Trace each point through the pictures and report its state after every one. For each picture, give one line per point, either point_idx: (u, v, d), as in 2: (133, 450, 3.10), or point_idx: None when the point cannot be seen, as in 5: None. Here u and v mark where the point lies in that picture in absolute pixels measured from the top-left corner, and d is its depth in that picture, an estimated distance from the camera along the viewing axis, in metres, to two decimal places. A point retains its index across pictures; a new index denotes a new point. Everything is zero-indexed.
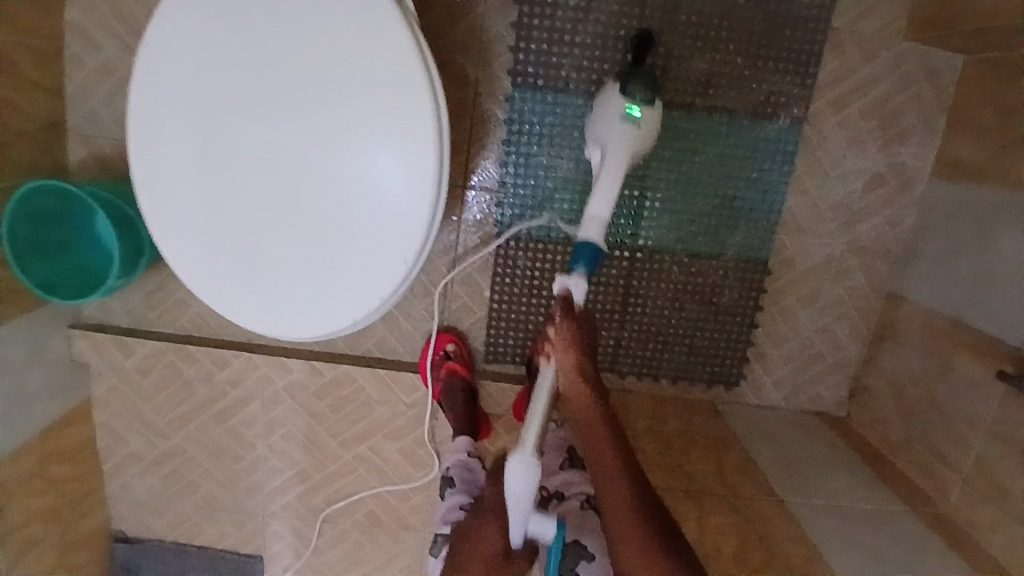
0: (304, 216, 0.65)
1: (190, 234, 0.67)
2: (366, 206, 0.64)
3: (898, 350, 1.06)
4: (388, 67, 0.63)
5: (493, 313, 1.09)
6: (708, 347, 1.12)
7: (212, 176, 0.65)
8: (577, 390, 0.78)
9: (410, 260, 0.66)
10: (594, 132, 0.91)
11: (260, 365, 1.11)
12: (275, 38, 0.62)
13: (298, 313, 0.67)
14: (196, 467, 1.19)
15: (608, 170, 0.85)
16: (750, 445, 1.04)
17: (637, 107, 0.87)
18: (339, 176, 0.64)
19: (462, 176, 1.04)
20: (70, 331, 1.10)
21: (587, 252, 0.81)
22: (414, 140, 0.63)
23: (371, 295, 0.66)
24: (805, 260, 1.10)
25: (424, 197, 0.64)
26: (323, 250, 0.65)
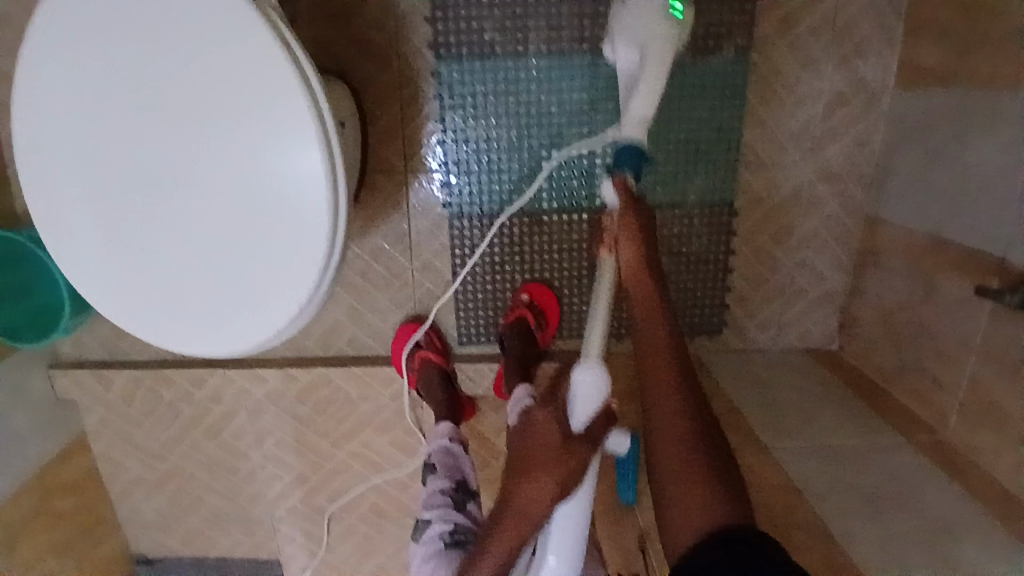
0: (207, 230, 0.63)
1: (104, 270, 0.66)
2: (269, 210, 0.62)
3: (881, 275, 1.02)
4: (262, 76, 0.60)
5: (459, 294, 1.07)
6: (684, 299, 1.09)
7: (112, 209, 0.63)
8: (631, 280, 0.72)
9: (324, 258, 0.64)
10: (621, 25, 0.77)
11: (236, 378, 1.11)
12: (134, 54, 0.60)
13: (223, 332, 0.66)
14: (197, 483, 1.19)
15: (645, 78, 0.75)
16: (738, 394, 1.01)
17: (679, 5, 0.76)
18: (234, 183, 0.62)
19: (402, 159, 1.00)
20: (49, 371, 1.09)
21: (630, 150, 0.76)
22: (300, 131, 0.61)
23: (294, 299, 0.65)
24: (773, 195, 1.05)
25: (321, 200, 0.62)
26: (236, 263, 0.64)
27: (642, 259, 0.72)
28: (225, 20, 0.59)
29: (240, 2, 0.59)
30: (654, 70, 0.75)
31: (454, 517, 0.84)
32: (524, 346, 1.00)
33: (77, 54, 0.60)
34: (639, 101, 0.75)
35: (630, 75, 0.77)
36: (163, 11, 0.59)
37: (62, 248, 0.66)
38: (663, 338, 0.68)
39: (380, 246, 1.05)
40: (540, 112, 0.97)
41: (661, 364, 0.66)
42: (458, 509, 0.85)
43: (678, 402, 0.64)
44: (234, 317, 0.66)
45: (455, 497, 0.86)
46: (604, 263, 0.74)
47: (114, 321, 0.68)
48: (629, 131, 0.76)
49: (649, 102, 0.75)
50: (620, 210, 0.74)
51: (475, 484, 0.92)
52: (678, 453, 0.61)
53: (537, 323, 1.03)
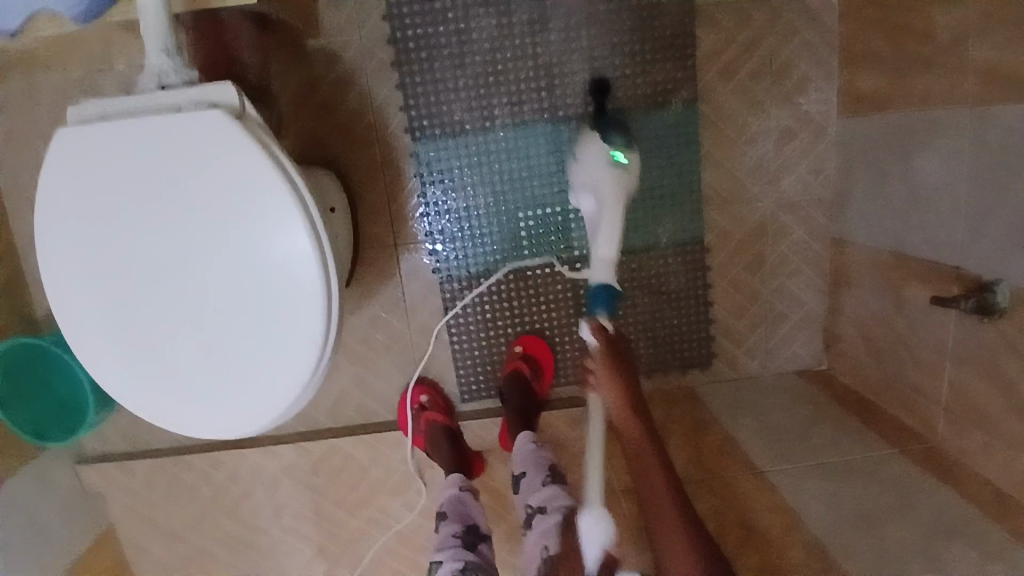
0: (213, 323, 0.69)
1: (121, 368, 0.71)
2: (266, 299, 0.69)
3: (855, 293, 1.06)
4: (248, 183, 0.68)
5: (456, 353, 1.12)
6: (671, 334, 1.13)
7: (126, 312, 0.70)
8: (619, 417, 0.78)
9: (321, 336, 0.70)
10: (577, 181, 0.92)
11: (252, 456, 1.16)
12: (137, 177, 0.67)
13: (237, 412, 0.72)
14: (222, 564, 1.21)
15: (608, 220, 0.85)
16: (732, 421, 1.04)
17: (620, 152, 0.91)
18: (234, 279, 0.68)
19: (390, 233, 1.08)
20: (75, 467, 1.15)
21: (604, 295, 0.81)
22: (290, 226, 0.68)
23: (297, 377, 0.71)
24: (741, 229, 1.11)
25: (311, 283, 0.69)
26: (242, 349, 0.70)
27: (628, 394, 0.78)
28: (211, 139, 0.67)
29: (230, 123, 0.67)
30: (612, 212, 0.85)
31: (465, 557, 0.87)
32: (522, 395, 1.05)
33: (86, 181, 0.68)
34: (606, 236, 0.84)
35: (592, 215, 0.88)
36: (162, 138, 0.67)
37: (82, 353, 0.72)
38: (642, 437, 0.79)
39: (378, 316, 1.12)
40: (514, 177, 1.05)
41: (670, 514, 0.75)
42: (468, 549, 0.88)
43: (675, 518, 0.75)
44: (245, 397, 0.71)
45: (465, 539, 0.89)
46: (592, 403, 0.77)
47: (135, 414, 0.73)
48: (600, 275, 0.83)
49: (612, 242, 0.84)
50: (596, 357, 0.80)
51: (486, 527, 0.95)
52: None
53: (533, 372, 1.08)
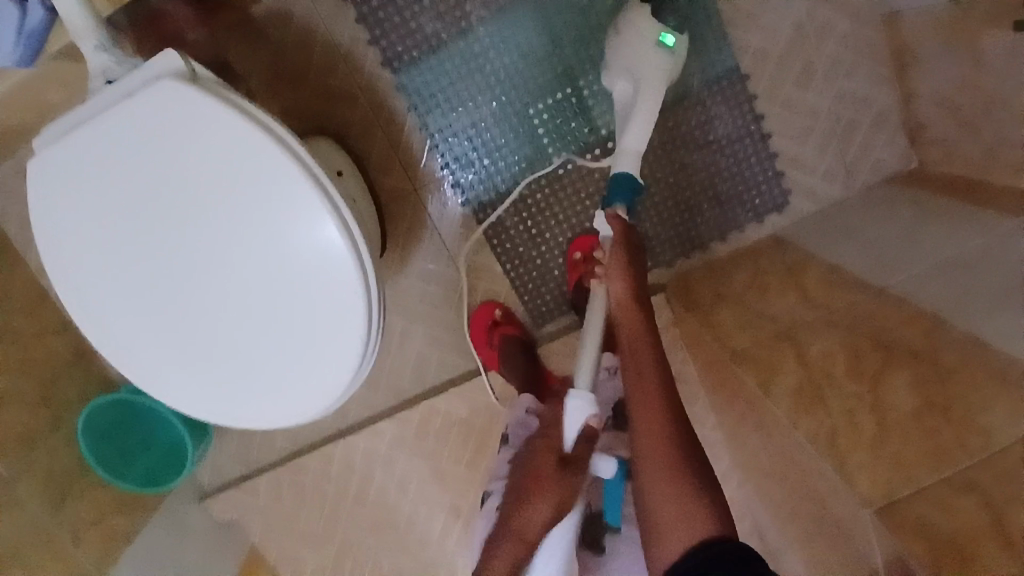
0: (253, 308, 0.66)
1: (183, 380, 0.69)
2: (292, 266, 0.64)
3: (925, 66, 0.93)
4: (232, 151, 0.62)
5: (515, 279, 1.06)
6: (733, 184, 1.02)
7: (168, 325, 0.67)
8: (623, 313, 0.77)
9: (361, 287, 0.65)
10: (614, 60, 0.86)
11: (358, 441, 1.15)
12: (126, 184, 0.63)
13: (310, 390, 0.69)
14: (368, 551, 1.19)
15: (644, 106, 0.82)
16: (828, 250, 0.93)
17: (669, 35, 0.83)
18: (256, 257, 0.64)
19: (408, 180, 1.02)
20: (203, 503, 1.19)
21: (626, 183, 0.81)
22: (293, 184, 0.63)
23: (353, 339, 0.67)
24: (775, 44, 0.98)
25: (332, 235, 0.64)
26: (289, 326, 0.66)
27: (636, 293, 0.77)
28: (179, 116, 0.62)
29: (195, 95, 0.61)
30: (651, 102, 0.82)
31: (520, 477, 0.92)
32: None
33: (83, 204, 0.64)
34: (640, 128, 0.82)
35: (628, 103, 0.84)
36: (132, 134, 0.62)
37: (143, 377, 0.70)
38: (642, 334, 0.74)
39: (426, 268, 1.07)
40: (511, 75, 0.96)
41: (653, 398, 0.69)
42: None
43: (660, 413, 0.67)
44: (311, 372, 0.68)
45: None
46: (596, 296, 0.82)
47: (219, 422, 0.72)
48: (625, 164, 0.82)
49: (645, 132, 0.82)
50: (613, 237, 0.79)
51: None
52: (665, 464, 0.64)
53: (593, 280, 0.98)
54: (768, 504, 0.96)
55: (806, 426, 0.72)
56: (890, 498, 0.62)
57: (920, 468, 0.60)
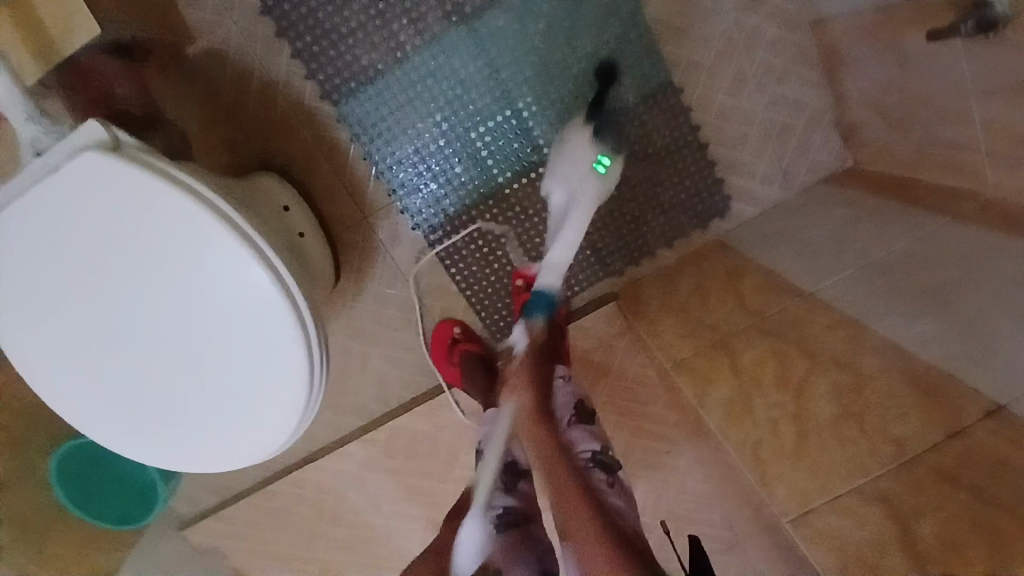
0: (194, 361, 0.67)
1: (135, 435, 0.71)
2: (228, 317, 0.66)
3: (853, 69, 0.95)
4: (157, 213, 0.63)
5: (470, 297, 1.08)
6: (677, 192, 1.05)
7: (115, 383, 0.69)
8: (525, 425, 0.81)
9: (297, 333, 0.67)
10: (558, 171, 0.91)
11: (328, 464, 1.17)
12: (58, 253, 0.65)
13: (260, 435, 0.71)
14: (348, 568, 1.22)
15: (575, 219, 0.87)
16: (759, 254, 0.97)
17: (605, 158, 0.91)
18: (192, 312, 0.66)
19: (357, 208, 1.04)
20: (181, 533, 1.20)
21: (544, 300, 0.86)
22: (221, 241, 0.64)
23: (295, 383, 0.69)
24: (706, 54, 1.00)
25: (265, 285, 0.65)
26: (230, 376, 0.68)
27: (539, 406, 0.82)
28: (101, 183, 0.63)
29: (117, 162, 0.63)
30: (580, 216, 0.87)
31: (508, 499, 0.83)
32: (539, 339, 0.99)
33: (13, 272, 0.65)
34: (574, 236, 0.87)
35: (562, 212, 0.89)
36: (59, 204, 0.64)
37: (93, 430, 0.71)
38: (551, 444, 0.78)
39: (381, 292, 1.09)
40: (450, 99, 0.98)
41: (568, 483, 0.75)
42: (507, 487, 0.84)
43: (584, 501, 0.73)
44: (258, 417, 0.70)
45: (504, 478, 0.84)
46: (507, 406, 0.84)
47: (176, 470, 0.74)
48: (547, 279, 0.86)
49: (566, 253, 0.86)
50: (525, 354, 0.87)
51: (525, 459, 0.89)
52: (584, 514, 0.71)
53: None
54: (727, 501, 0.99)
55: (736, 434, 0.78)
56: (806, 506, 0.67)
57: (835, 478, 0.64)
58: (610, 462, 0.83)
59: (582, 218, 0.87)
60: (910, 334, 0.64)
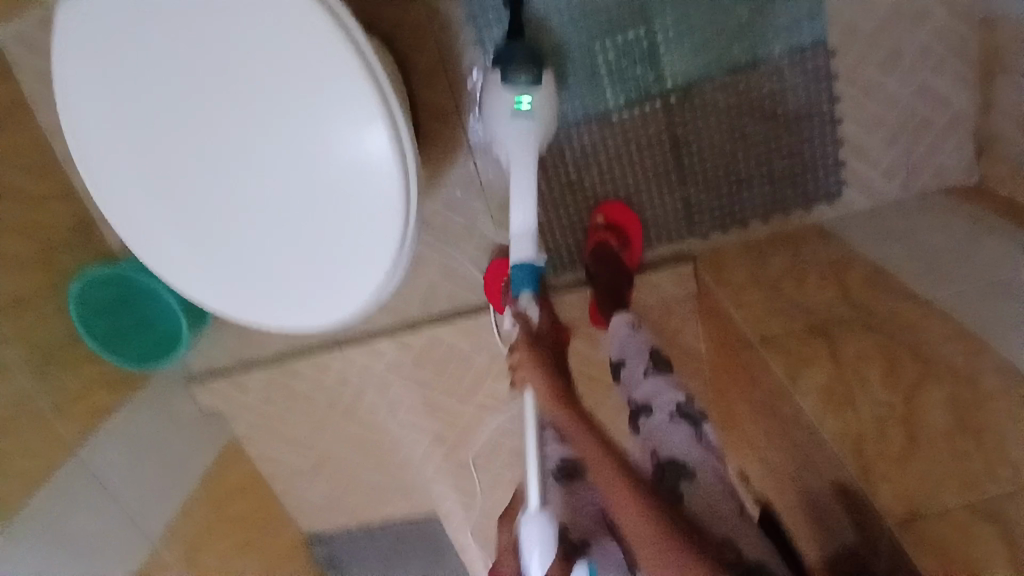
0: (292, 207, 0.67)
1: (216, 268, 0.72)
2: (337, 170, 0.65)
3: (1016, 77, 0.83)
4: (295, 41, 0.62)
5: (544, 222, 1.02)
6: (790, 165, 0.97)
7: (210, 209, 0.69)
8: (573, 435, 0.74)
9: (401, 205, 0.65)
10: (489, 124, 0.90)
11: (355, 356, 1.13)
12: (186, 63, 0.64)
13: (332, 304, 0.70)
14: (348, 461, 1.27)
15: (520, 177, 0.87)
16: (875, 255, 0.87)
17: (523, 97, 0.86)
18: (302, 155, 0.65)
19: (452, 99, 0.96)
20: (190, 389, 1.16)
21: (528, 276, 0.84)
22: (351, 102, 0.62)
23: (381, 260, 0.67)
24: (871, 18, 0.89)
25: (383, 145, 0.63)
26: (315, 245, 0.68)
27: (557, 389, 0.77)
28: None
29: None
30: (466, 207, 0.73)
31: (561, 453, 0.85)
32: (610, 273, 0.98)
33: (138, 71, 0.65)
34: (521, 208, 0.86)
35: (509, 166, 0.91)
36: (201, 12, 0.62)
37: (178, 252, 0.73)
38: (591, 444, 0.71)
39: (455, 197, 1.02)
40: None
41: (613, 475, 0.66)
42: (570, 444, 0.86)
43: (636, 492, 0.64)
44: (337, 285, 0.69)
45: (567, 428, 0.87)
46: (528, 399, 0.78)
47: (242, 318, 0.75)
48: (521, 249, 0.86)
49: (528, 211, 0.86)
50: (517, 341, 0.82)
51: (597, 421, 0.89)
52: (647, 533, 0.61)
53: (621, 244, 0.99)
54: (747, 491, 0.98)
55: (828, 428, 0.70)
56: (909, 514, 0.59)
57: (947, 487, 0.58)
58: (694, 414, 0.79)
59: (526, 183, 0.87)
60: None
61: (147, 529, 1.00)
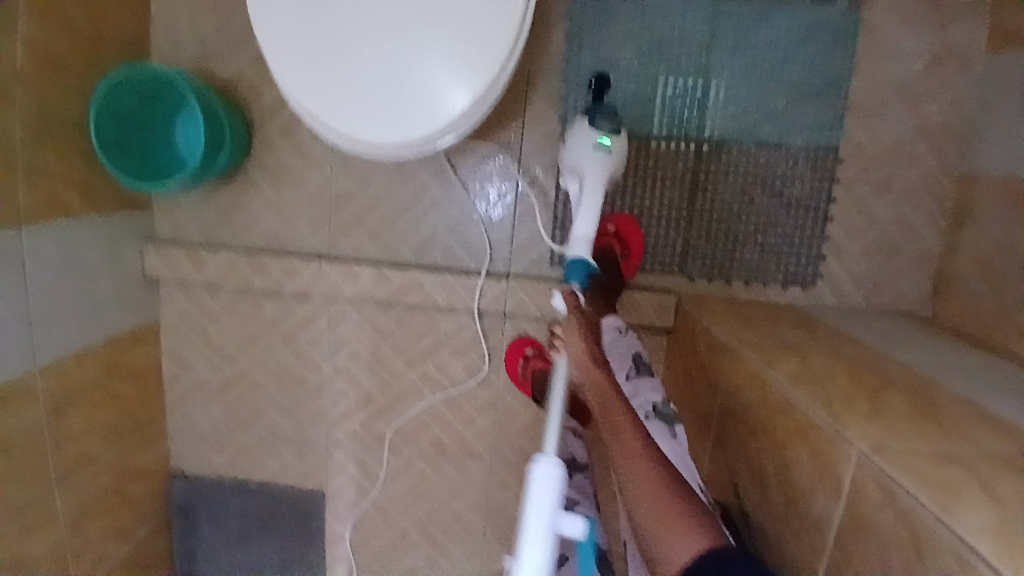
0: (402, 36, 0.78)
1: (299, 48, 0.80)
2: (459, 33, 0.78)
3: (980, 227, 1.00)
4: None
5: (559, 212, 1.09)
6: (781, 242, 1.09)
7: (332, 3, 0.79)
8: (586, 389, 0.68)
9: (489, 83, 0.78)
10: (568, 161, 0.96)
11: (330, 273, 1.10)
12: None
13: (379, 127, 0.79)
14: (260, 393, 1.17)
15: (588, 201, 0.92)
16: (840, 326, 0.98)
17: (607, 136, 0.93)
18: (439, 8, 0.78)
19: (525, 74, 1.06)
20: (143, 246, 1.10)
21: (579, 267, 0.89)
22: (502, 2, 0.78)
23: (444, 112, 0.78)
24: (874, 146, 1.07)
25: (504, 38, 0.78)
26: (371, 82, 0.79)
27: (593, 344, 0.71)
28: None
29: None
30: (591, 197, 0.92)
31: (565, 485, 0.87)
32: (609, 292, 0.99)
33: None
34: (585, 220, 0.91)
35: (576, 196, 0.95)
36: None
37: (271, 17, 0.80)
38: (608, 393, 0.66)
39: (490, 163, 1.09)
40: (662, 40, 1.04)
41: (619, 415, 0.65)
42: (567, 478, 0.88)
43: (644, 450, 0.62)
44: (394, 114, 0.79)
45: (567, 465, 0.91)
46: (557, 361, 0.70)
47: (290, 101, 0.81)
48: (577, 249, 0.91)
49: (592, 220, 0.91)
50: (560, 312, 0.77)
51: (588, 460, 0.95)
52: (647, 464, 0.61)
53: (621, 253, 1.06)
54: None
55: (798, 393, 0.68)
56: (879, 445, 0.54)
57: (917, 437, 0.56)
58: (668, 413, 0.82)
59: (596, 197, 0.92)
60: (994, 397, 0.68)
61: (38, 348, 0.87)
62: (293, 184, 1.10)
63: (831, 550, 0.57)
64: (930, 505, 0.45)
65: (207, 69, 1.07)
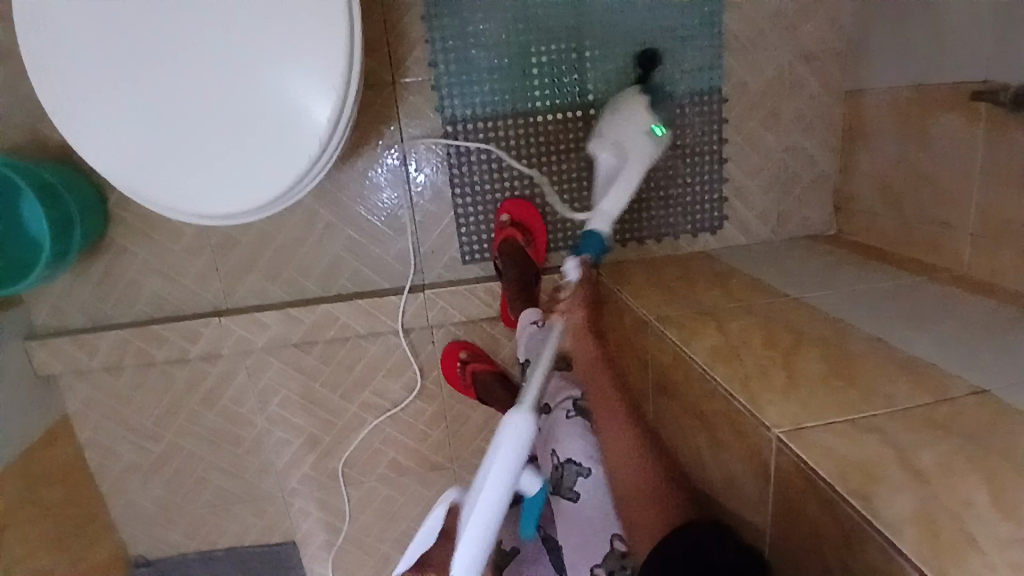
0: (228, 89, 0.70)
1: (113, 125, 0.71)
2: (287, 73, 0.70)
3: (871, 144, 1.01)
4: None
5: (459, 211, 1.05)
6: (683, 192, 1.08)
7: (136, 68, 0.70)
8: (579, 351, 0.83)
9: (336, 120, 0.72)
10: (612, 131, 0.89)
11: (234, 327, 1.03)
12: None
13: (232, 192, 0.73)
14: (198, 460, 1.12)
15: (628, 176, 0.85)
16: (753, 272, 0.97)
17: (661, 127, 0.87)
18: (260, 48, 0.70)
19: (390, 71, 0.99)
20: (25, 345, 1.01)
21: (595, 243, 0.84)
22: (324, 25, 0.70)
23: (297, 160, 0.72)
24: (759, 78, 1.05)
25: (338, 68, 0.71)
26: (210, 152, 0.72)
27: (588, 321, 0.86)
28: None
29: None
30: (628, 176, 0.85)
31: None
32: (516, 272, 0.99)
33: None
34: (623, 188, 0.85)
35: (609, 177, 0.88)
36: None
37: (73, 99, 0.70)
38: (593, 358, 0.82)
39: (377, 179, 1.03)
40: (526, 7, 0.97)
41: (612, 410, 0.77)
42: None
43: (635, 445, 0.73)
44: (242, 174, 0.72)
45: None
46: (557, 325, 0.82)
47: (122, 186, 0.73)
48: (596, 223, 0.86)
49: (620, 199, 0.85)
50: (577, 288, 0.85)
51: None
52: (628, 445, 0.73)
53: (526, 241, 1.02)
54: None
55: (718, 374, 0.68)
56: (797, 426, 0.56)
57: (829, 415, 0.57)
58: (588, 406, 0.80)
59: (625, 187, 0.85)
60: (901, 338, 0.70)
61: None
62: (174, 242, 1.02)
63: (769, 531, 0.59)
64: (848, 499, 0.47)
65: (42, 138, 0.96)
